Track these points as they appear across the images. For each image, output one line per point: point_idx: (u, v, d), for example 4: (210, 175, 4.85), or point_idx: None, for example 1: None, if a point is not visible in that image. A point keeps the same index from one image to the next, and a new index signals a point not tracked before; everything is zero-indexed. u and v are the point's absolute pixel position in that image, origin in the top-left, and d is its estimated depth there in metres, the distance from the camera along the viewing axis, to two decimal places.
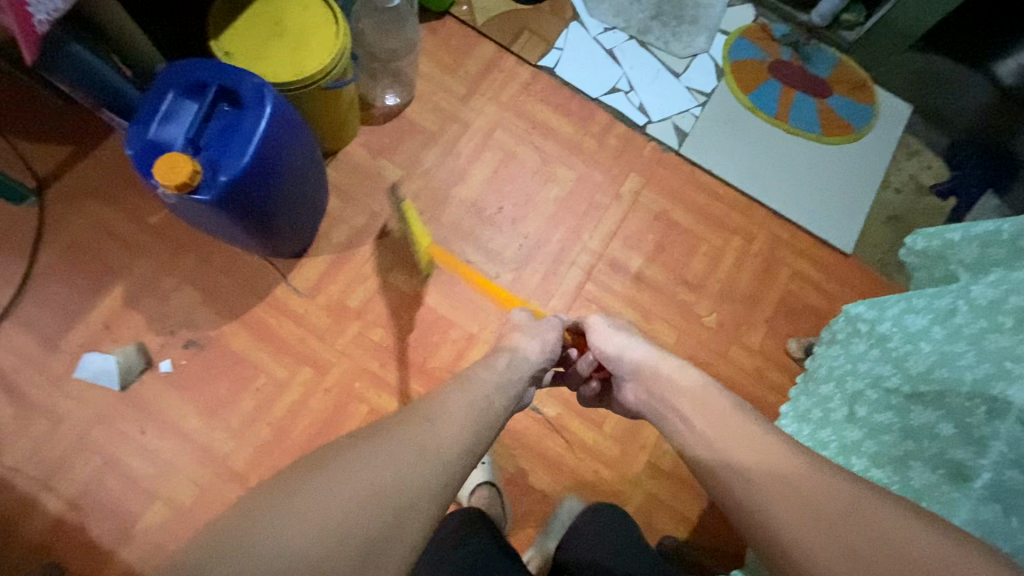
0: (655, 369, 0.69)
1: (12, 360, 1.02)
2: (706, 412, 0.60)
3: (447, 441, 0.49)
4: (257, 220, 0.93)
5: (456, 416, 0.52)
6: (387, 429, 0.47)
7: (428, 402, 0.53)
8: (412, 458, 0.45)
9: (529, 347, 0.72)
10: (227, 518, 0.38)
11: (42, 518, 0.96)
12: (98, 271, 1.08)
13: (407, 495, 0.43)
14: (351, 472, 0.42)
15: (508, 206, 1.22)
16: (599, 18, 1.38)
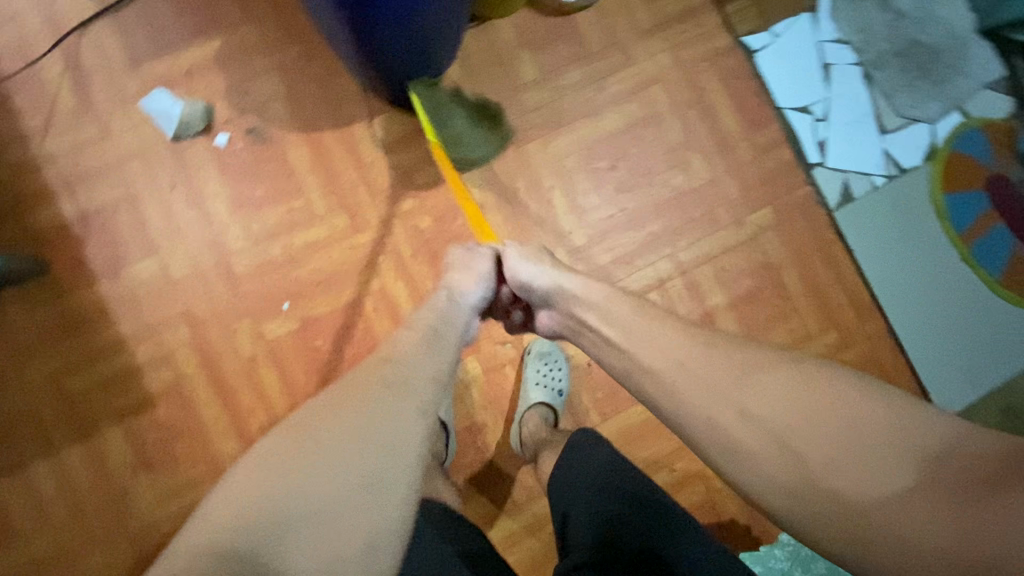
0: (562, 289, 0.70)
1: (93, 57, 0.99)
2: (622, 334, 0.61)
3: (419, 372, 0.56)
4: (367, 40, 0.80)
5: (418, 354, 0.59)
6: (359, 382, 0.52)
7: (393, 346, 0.60)
8: (391, 405, 0.49)
9: (462, 287, 0.74)
10: (238, 499, 0.41)
11: (54, 214, 0.96)
12: (207, 14, 1.01)
13: (391, 429, 0.47)
14: (329, 433, 0.45)
15: (621, 169, 1.07)
16: (836, 24, 1.14)
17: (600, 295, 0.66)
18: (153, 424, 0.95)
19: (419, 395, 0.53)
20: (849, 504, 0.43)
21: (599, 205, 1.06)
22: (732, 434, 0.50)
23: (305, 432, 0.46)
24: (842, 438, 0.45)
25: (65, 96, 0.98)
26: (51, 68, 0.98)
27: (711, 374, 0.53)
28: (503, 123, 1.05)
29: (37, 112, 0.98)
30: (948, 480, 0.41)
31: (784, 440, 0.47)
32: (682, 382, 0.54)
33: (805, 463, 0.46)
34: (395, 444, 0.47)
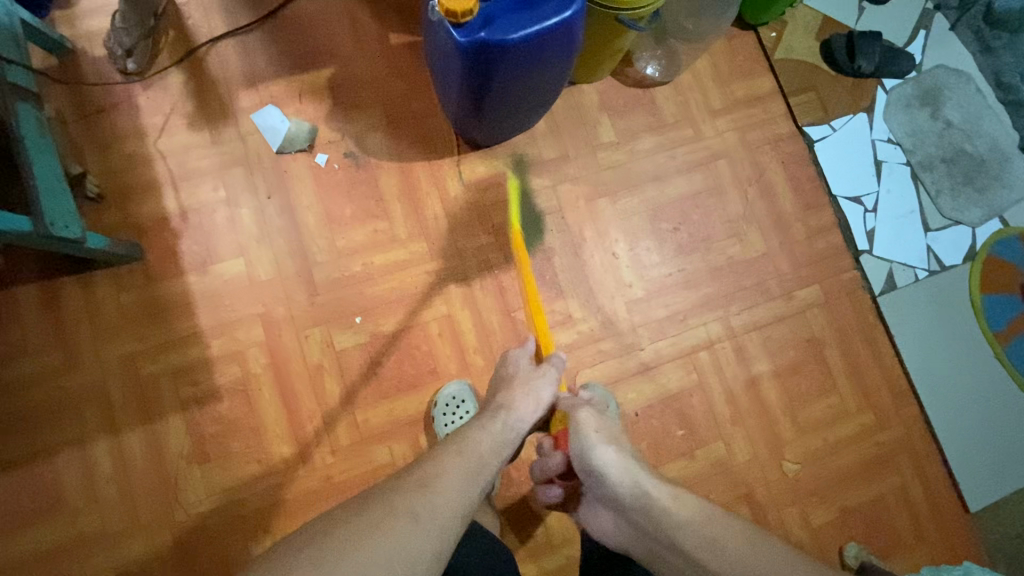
0: (646, 494, 0.69)
1: (215, 70, 1.08)
2: (739, 574, 0.60)
3: (451, 505, 0.62)
4: (471, 91, 0.89)
5: (456, 480, 0.64)
6: (394, 508, 0.59)
7: (433, 466, 0.65)
8: (403, 542, 0.57)
9: (516, 407, 0.77)
10: None
11: (155, 206, 1.03)
12: (324, 46, 1.11)
13: (404, 569, 0.56)
14: (351, 568, 0.54)
15: (683, 233, 1.14)
16: (890, 125, 1.24)
17: (696, 517, 0.65)
18: (214, 418, 0.98)
19: (437, 534, 0.59)
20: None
21: (659, 263, 1.12)
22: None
23: (329, 563, 0.54)
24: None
25: (185, 101, 1.06)
26: (176, 75, 1.07)
27: (765, 568, 0.60)
28: (579, 177, 1.13)
29: (156, 111, 1.06)
30: None
31: None
32: (689, 529, 0.64)
33: None
34: None
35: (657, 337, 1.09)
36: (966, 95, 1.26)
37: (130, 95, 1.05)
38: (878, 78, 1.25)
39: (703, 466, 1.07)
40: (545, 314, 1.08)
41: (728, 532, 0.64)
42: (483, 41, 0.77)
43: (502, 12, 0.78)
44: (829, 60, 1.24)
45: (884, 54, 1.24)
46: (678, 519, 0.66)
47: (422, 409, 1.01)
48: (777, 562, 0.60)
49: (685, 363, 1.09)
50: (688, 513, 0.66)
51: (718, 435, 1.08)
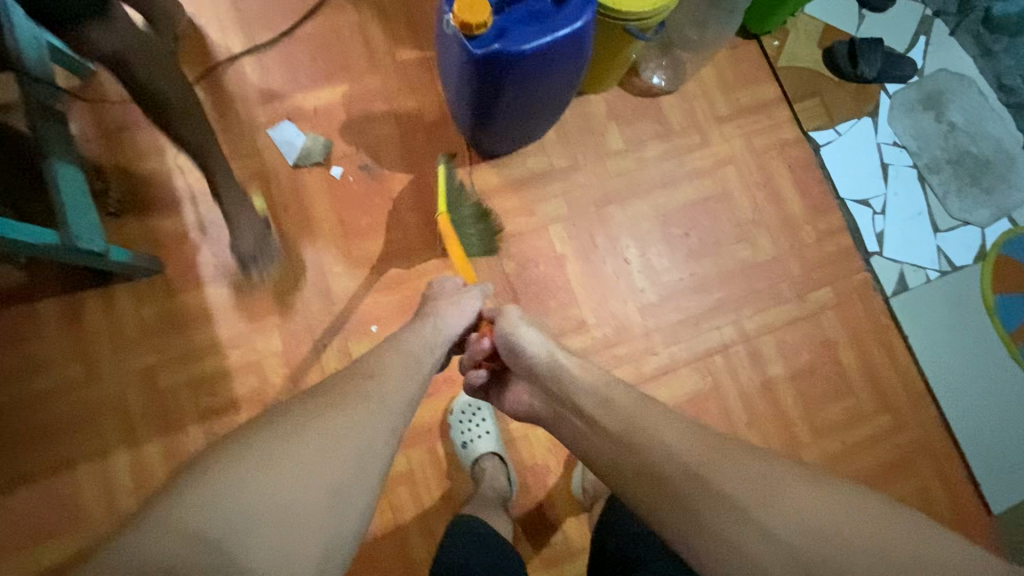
0: (553, 363, 0.70)
1: (232, 87, 1.11)
2: (622, 424, 0.60)
3: (395, 394, 0.60)
4: (484, 101, 0.91)
5: (396, 375, 0.63)
6: (335, 394, 0.57)
7: (374, 364, 0.63)
8: (358, 425, 0.55)
9: (447, 316, 0.76)
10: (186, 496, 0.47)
11: (175, 220, 1.05)
12: (337, 63, 1.14)
13: (357, 448, 0.54)
14: (299, 461, 0.50)
15: (693, 237, 1.15)
16: (895, 129, 1.25)
17: (593, 379, 0.67)
18: (233, 429, 0.98)
19: (390, 416, 0.58)
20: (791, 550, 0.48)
21: (670, 267, 1.13)
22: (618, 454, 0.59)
23: (266, 452, 0.50)
24: (807, 495, 0.51)
25: (203, 117, 1.09)
26: (194, 93, 1.10)
27: (655, 424, 0.59)
28: (589, 184, 1.15)
29: None
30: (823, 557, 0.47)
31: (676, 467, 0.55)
32: (587, 393, 0.65)
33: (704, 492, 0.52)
34: (353, 478, 0.52)
35: (671, 341, 1.10)
36: (968, 98, 1.28)
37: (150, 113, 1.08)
38: (881, 83, 1.27)
39: None
40: (559, 319, 1.08)
41: (629, 394, 0.63)
42: (496, 52, 0.79)
43: (515, 24, 0.81)
44: (832, 67, 1.26)
45: (885, 60, 1.26)
46: (579, 385, 0.66)
47: (439, 417, 1.02)
48: (665, 417, 0.60)
49: (699, 367, 1.09)
50: (603, 386, 0.65)
51: (735, 439, 1.07)
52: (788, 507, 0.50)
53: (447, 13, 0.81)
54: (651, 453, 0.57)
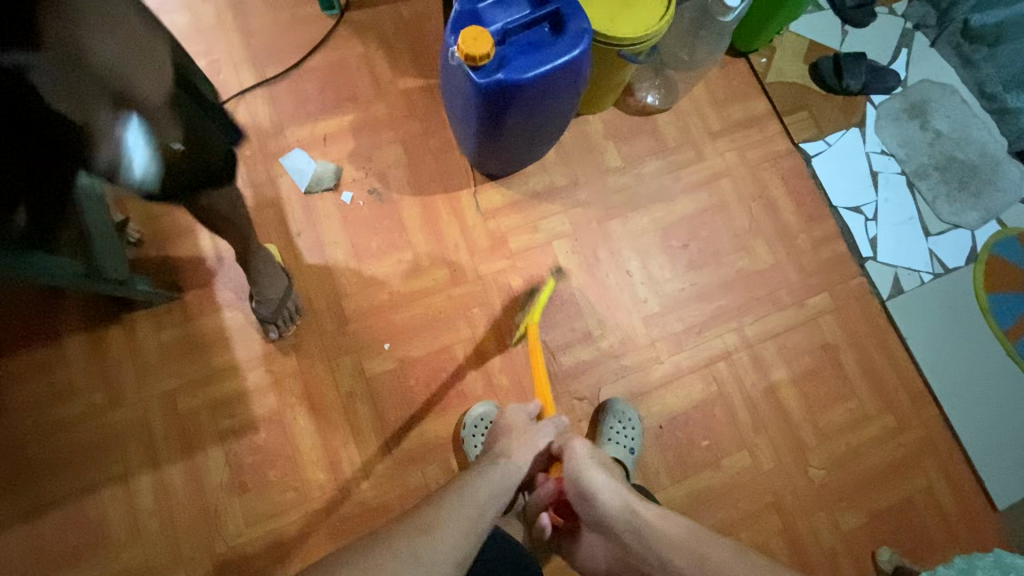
0: (629, 510, 0.77)
1: (245, 119, 1.16)
2: (676, 559, 0.72)
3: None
4: (487, 127, 0.96)
5: (453, 526, 0.71)
6: (415, 528, 0.69)
7: (436, 508, 0.73)
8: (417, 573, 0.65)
9: (512, 456, 0.83)
10: None
11: (193, 248, 1.09)
12: (345, 93, 1.19)
13: None
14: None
15: (692, 248, 1.19)
16: (882, 138, 1.30)
17: (669, 527, 0.75)
18: (252, 448, 1.01)
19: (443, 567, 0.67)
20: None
21: (671, 278, 1.17)
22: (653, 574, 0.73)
23: None
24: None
25: None
26: None
27: (698, 548, 0.72)
28: (589, 201, 1.19)
29: None
30: None
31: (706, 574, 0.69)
32: (644, 531, 0.75)
33: None
34: None
35: (675, 350, 1.13)
36: (951, 105, 1.33)
37: None
38: (866, 95, 1.32)
39: (730, 476, 1.08)
40: (566, 332, 1.12)
41: (677, 523, 0.75)
42: (499, 80, 0.84)
43: (515, 54, 0.86)
44: (819, 80, 1.31)
45: (870, 72, 1.31)
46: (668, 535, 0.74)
47: (452, 431, 1.05)
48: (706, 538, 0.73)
49: (704, 374, 1.12)
50: (680, 531, 0.75)
51: (742, 444, 1.10)
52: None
53: (451, 46, 0.86)
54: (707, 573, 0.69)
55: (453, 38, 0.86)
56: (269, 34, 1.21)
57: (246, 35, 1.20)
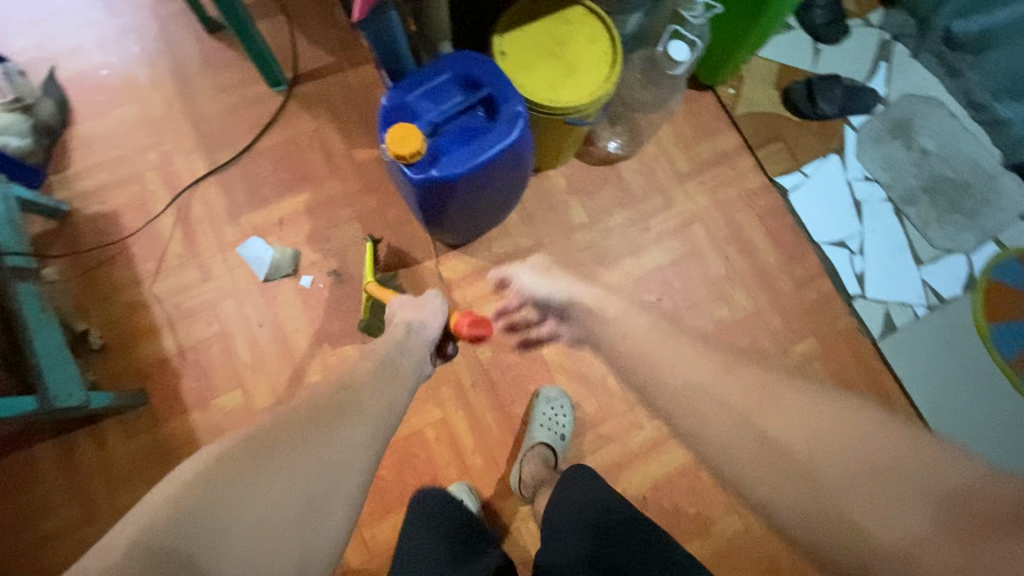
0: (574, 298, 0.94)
1: (199, 210, 1.14)
2: (633, 344, 0.73)
3: (351, 461, 0.60)
4: (432, 214, 0.92)
5: (373, 387, 0.72)
6: (324, 412, 0.62)
7: (346, 390, 0.68)
8: (336, 435, 0.60)
9: (422, 322, 0.92)
10: (196, 495, 0.50)
11: (156, 350, 1.07)
12: (298, 172, 1.17)
13: (336, 456, 0.59)
14: (274, 462, 0.54)
15: (667, 301, 1.14)
16: (865, 163, 1.23)
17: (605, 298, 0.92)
18: None
19: (366, 419, 0.65)
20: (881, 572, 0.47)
21: None
22: (649, 382, 0.69)
23: (238, 479, 0.52)
24: (803, 444, 0.54)
25: (174, 243, 1.12)
26: (162, 221, 1.13)
27: (682, 365, 0.67)
28: (556, 260, 1.15)
29: (149, 258, 1.11)
30: (964, 524, 0.46)
31: (713, 405, 0.61)
32: (637, 355, 0.73)
33: (747, 427, 0.57)
34: (336, 466, 0.58)
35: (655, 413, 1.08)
36: (937, 119, 1.25)
37: (123, 245, 1.11)
38: (844, 117, 1.25)
39: (719, 543, 1.05)
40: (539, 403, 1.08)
41: (648, 334, 0.74)
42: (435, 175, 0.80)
43: (451, 145, 0.82)
44: (792, 107, 1.24)
45: (846, 95, 1.24)
46: (648, 364, 0.71)
47: None
48: (697, 359, 0.67)
49: None
50: (616, 314, 0.88)
51: (730, 507, 1.06)
52: (899, 524, 0.47)
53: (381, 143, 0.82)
54: (686, 416, 0.63)
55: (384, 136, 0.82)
56: (219, 118, 1.19)
57: (196, 122, 1.19)
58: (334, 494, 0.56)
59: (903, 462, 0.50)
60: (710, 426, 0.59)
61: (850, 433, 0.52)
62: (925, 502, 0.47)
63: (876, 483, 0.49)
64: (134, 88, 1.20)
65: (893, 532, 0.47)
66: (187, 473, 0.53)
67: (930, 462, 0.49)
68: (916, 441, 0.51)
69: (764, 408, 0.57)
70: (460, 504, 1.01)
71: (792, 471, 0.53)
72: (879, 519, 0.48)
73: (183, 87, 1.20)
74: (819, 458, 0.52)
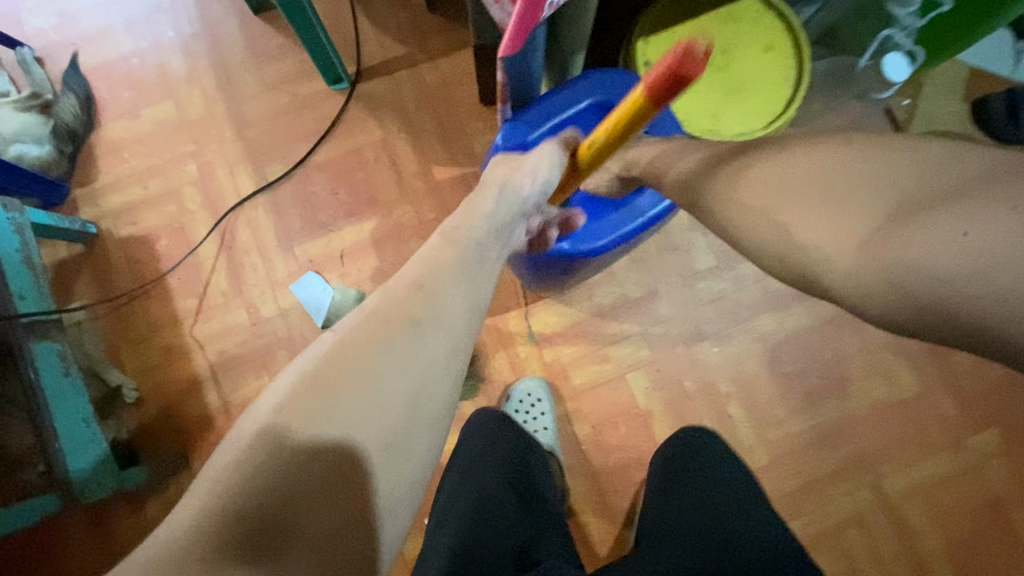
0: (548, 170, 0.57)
1: (246, 236, 0.95)
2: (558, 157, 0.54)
3: (438, 382, 0.42)
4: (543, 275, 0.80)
5: (456, 269, 0.46)
6: (391, 326, 0.41)
7: (417, 272, 0.45)
8: (418, 347, 0.41)
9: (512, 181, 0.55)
10: (264, 439, 0.37)
11: (196, 405, 0.91)
12: (362, 193, 0.96)
13: (427, 373, 0.41)
14: (339, 402, 0.38)
15: (811, 373, 0.91)
16: None
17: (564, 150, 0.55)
18: None
19: (453, 320, 0.44)
20: (822, 287, 0.42)
21: (783, 415, 0.90)
22: (677, 183, 0.56)
23: (308, 419, 0.37)
24: (766, 180, 0.47)
25: (218, 277, 0.94)
26: (204, 249, 0.95)
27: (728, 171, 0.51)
28: (673, 316, 0.93)
29: (190, 294, 0.94)
30: (910, 206, 0.38)
31: (737, 200, 0.48)
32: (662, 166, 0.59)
33: (770, 214, 0.45)
34: (421, 387, 0.41)
35: (791, 515, 0.88)
36: None
37: (160, 278, 0.94)
38: None
39: None
40: None
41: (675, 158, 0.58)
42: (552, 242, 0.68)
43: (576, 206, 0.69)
44: (984, 126, 0.97)
45: None
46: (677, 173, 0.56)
47: None
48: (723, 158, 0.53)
49: (829, 545, 0.88)
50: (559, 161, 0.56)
51: None
52: (845, 234, 0.40)
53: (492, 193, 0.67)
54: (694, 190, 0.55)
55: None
56: (269, 122, 0.98)
57: (241, 126, 0.98)
58: (427, 417, 0.41)
59: (857, 168, 0.42)
60: (693, 177, 0.54)
61: (895, 186, 0.40)
62: (879, 209, 0.39)
63: (833, 196, 0.42)
64: (169, 82, 1.00)
65: (859, 239, 0.39)
66: (238, 441, 0.37)
67: (950, 167, 0.38)
68: (907, 155, 0.41)
69: (756, 183, 0.47)
70: (539, 412, 0.89)
71: (794, 241, 0.43)
72: (838, 227, 0.41)
73: (226, 80, 1.00)
74: (815, 238, 0.42)
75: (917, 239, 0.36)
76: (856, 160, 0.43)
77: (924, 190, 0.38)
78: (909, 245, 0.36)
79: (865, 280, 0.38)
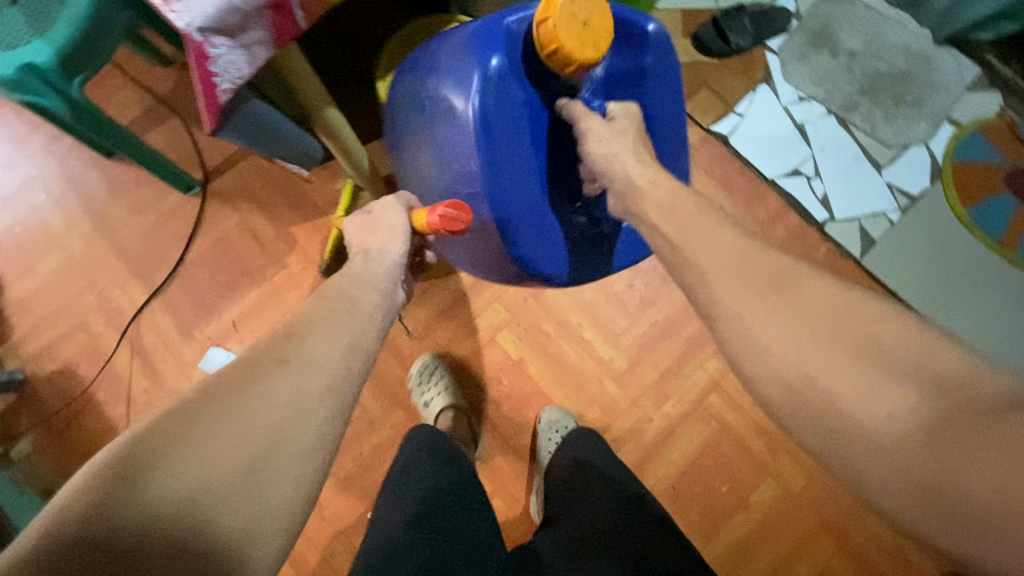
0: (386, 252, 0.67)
1: (152, 337, 1.11)
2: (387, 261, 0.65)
3: (305, 421, 0.46)
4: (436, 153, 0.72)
5: (331, 323, 0.53)
6: (261, 365, 0.46)
7: (299, 321, 0.52)
8: (288, 387, 0.46)
9: (382, 245, 0.67)
10: (123, 459, 0.39)
11: None
12: (236, 269, 1.13)
13: (303, 412, 0.46)
14: (200, 432, 0.41)
15: (640, 285, 1.09)
16: (795, 83, 1.18)
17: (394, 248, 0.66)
18: None
19: (329, 368, 0.49)
20: (854, 472, 0.37)
21: (628, 325, 1.08)
22: (701, 287, 0.48)
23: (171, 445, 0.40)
24: (789, 321, 0.42)
25: (137, 378, 1.09)
26: (119, 360, 1.10)
27: (740, 291, 0.45)
28: None
29: (117, 400, 1.08)
30: (954, 409, 0.35)
31: (769, 348, 0.42)
32: (708, 260, 0.48)
33: (805, 368, 0.40)
34: (285, 427, 0.44)
35: (661, 402, 1.05)
36: (855, 17, 1.20)
37: (87, 396, 1.08)
38: (761, 44, 1.19)
39: (763, 512, 1.01)
40: None
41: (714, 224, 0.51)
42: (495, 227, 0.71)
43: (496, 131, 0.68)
44: (704, 51, 1.19)
45: (755, 22, 1.18)
46: (654, 201, 0.57)
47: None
48: (761, 261, 0.46)
49: (700, 416, 1.05)
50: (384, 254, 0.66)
51: (765, 473, 1.02)
52: (898, 428, 0.36)
53: (474, 86, 0.66)
54: (669, 235, 0.53)
55: (496, 62, 0.67)
56: (142, 240, 1.15)
57: (122, 251, 1.15)
58: (295, 448, 0.44)
59: (890, 329, 0.39)
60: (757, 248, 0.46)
61: (916, 346, 0.38)
62: (917, 382, 0.37)
63: (863, 360, 0.38)
64: (52, 236, 1.17)
65: (888, 430, 0.36)
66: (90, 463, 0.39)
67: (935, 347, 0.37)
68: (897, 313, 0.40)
69: (786, 318, 0.42)
70: (435, 381, 1.03)
71: (824, 421, 0.38)
72: (864, 401, 0.37)
73: (100, 219, 1.17)
74: (862, 426, 0.37)
75: (975, 464, 0.32)
76: (883, 320, 0.40)
77: (919, 367, 0.37)
78: (967, 462, 0.33)
79: (889, 476, 0.35)
